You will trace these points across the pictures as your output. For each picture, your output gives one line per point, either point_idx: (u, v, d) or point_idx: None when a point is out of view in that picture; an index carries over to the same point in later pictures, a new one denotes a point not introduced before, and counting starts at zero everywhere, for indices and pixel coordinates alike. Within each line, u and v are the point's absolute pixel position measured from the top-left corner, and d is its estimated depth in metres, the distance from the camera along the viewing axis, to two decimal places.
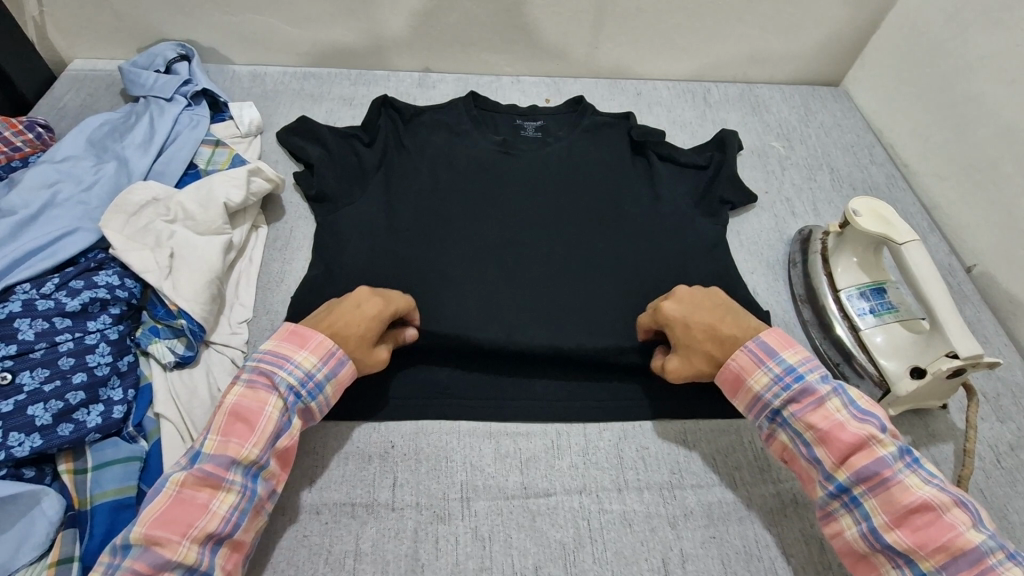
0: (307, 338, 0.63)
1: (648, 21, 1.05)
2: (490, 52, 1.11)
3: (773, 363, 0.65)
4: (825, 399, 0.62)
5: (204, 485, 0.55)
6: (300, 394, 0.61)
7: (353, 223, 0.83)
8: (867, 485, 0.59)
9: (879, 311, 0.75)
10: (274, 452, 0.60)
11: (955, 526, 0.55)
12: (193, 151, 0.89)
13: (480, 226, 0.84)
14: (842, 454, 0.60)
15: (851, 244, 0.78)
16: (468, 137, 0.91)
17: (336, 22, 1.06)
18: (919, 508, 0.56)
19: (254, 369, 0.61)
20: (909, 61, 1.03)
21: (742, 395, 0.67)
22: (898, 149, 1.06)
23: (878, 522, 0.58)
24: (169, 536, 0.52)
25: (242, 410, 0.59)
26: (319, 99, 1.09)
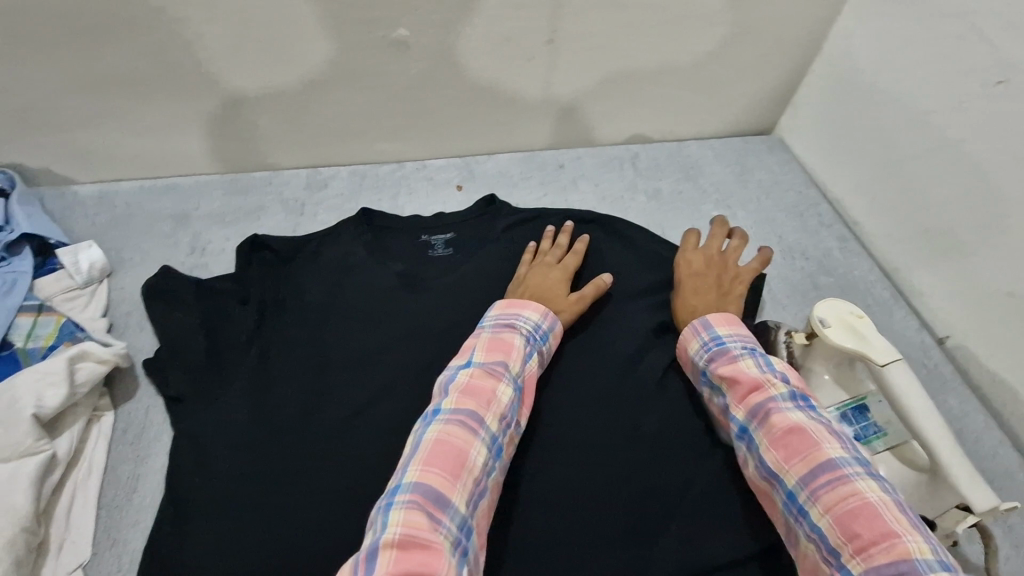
0: (525, 303, 0.70)
1: (560, 91, 0.94)
2: (386, 139, 0.96)
3: (707, 334, 0.67)
4: (737, 357, 0.63)
5: (488, 377, 0.61)
6: (534, 340, 0.68)
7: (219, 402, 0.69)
8: (752, 414, 0.59)
9: (867, 439, 0.63)
10: (528, 375, 0.66)
11: (822, 443, 0.54)
12: (7, 328, 0.69)
13: (384, 382, 0.72)
14: (740, 395, 0.60)
15: (823, 357, 0.67)
16: (367, 279, 0.81)
17: (192, 127, 0.89)
18: (792, 428, 0.55)
19: (497, 323, 0.68)
20: (845, 111, 0.95)
21: (684, 358, 0.70)
22: (844, 205, 0.98)
23: (758, 445, 0.57)
24: (474, 404, 0.58)
25: (500, 341, 0.66)
26: (183, 220, 0.90)
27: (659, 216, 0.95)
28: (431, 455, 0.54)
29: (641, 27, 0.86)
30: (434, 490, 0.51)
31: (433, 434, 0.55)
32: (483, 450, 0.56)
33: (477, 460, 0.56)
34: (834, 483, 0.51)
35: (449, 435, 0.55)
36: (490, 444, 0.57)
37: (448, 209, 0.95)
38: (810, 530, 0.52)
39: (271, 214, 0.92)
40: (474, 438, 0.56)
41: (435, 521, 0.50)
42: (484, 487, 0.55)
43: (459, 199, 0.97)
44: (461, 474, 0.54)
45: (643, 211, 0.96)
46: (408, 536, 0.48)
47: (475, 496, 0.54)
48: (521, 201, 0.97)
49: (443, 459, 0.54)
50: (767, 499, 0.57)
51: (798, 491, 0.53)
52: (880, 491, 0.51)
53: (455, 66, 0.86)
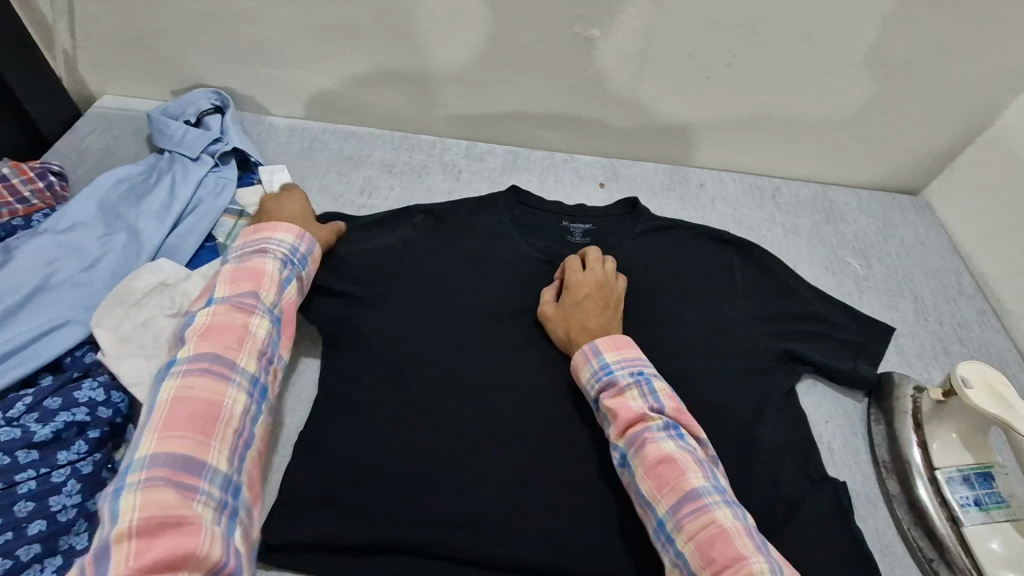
0: (275, 227, 0.74)
1: (720, 113, 0.97)
2: (545, 127, 1.03)
3: (596, 361, 0.69)
4: (623, 388, 0.66)
5: (239, 311, 0.64)
6: (291, 262, 0.72)
7: (375, 332, 0.79)
8: (630, 444, 0.63)
9: (986, 505, 0.66)
10: (285, 303, 0.70)
11: (688, 473, 0.59)
12: (214, 223, 0.81)
13: (518, 346, 0.80)
14: (622, 426, 0.64)
15: (954, 418, 0.69)
16: (512, 249, 0.88)
17: (383, 84, 0.99)
18: (664, 460, 0.60)
19: (244, 255, 0.70)
20: (1008, 187, 0.93)
21: (576, 380, 0.72)
22: (989, 280, 0.96)
23: (634, 474, 0.62)
24: (218, 343, 0.61)
25: (253, 273, 0.68)
26: (357, 164, 1.01)
27: (794, 253, 0.96)
28: (172, 418, 0.55)
29: (817, 66, 0.89)
30: (177, 456, 0.53)
31: (170, 391, 0.57)
32: (240, 398, 0.59)
33: (234, 409, 0.59)
34: (696, 516, 0.57)
35: (193, 390, 0.57)
36: (247, 387, 0.61)
37: (590, 202, 1.00)
38: (676, 556, 0.58)
39: (432, 173, 1.01)
40: (226, 386, 0.59)
41: (189, 497, 0.52)
42: (246, 435, 0.59)
43: (601, 196, 1.02)
44: (216, 436, 0.56)
45: (777, 243, 0.98)
46: (149, 518, 0.49)
47: (239, 448, 0.58)
48: (659, 209, 1.01)
49: (183, 421, 0.55)
50: (643, 522, 0.62)
51: (669, 520, 0.58)
52: (732, 519, 0.57)
53: (627, 71, 0.92)
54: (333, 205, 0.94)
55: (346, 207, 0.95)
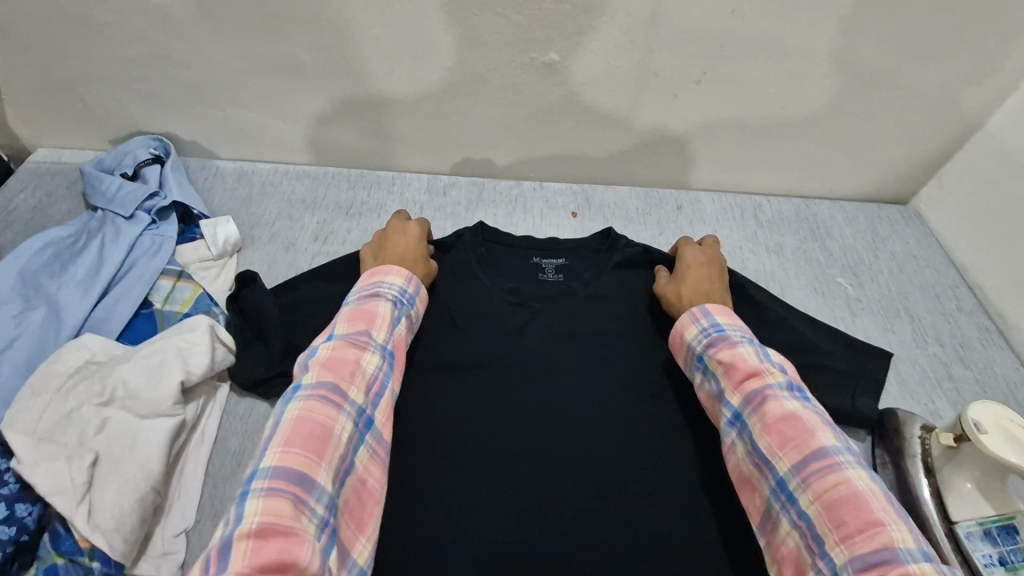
0: (386, 269, 0.70)
1: (694, 131, 0.92)
2: (510, 155, 0.97)
3: (705, 321, 0.67)
4: (737, 343, 0.63)
5: (352, 348, 0.61)
6: (402, 304, 0.68)
7: None
8: (747, 401, 0.60)
9: (1012, 564, 0.60)
10: (397, 342, 0.66)
11: (815, 432, 0.55)
12: (150, 287, 0.74)
13: (488, 400, 0.74)
14: (736, 381, 0.61)
15: (969, 463, 0.63)
16: (478, 292, 0.82)
17: (335, 119, 0.93)
18: (786, 417, 0.56)
19: (362, 294, 0.67)
20: (1003, 194, 0.87)
21: (676, 345, 0.69)
22: (989, 294, 0.90)
23: (752, 432, 0.58)
24: (336, 376, 0.58)
25: (364, 312, 0.65)
26: (311, 207, 0.94)
27: (781, 277, 0.91)
28: (291, 433, 0.52)
29: (793, 78, 0.83)
30: (295, 471, 0.50)
31: (294, 411, 0.54)
32: (348, 424, 0.56)
33: (342, 435, 0.55)
34: (829, 475, 0.52)
35: (311, 412, 0.54)
36: (356, 417, 0.57)
37: (561, 234, 0.94)
38: (795, 517, 0.53)
39: (392, 213, 0.95)
40: (339, 413, 0.56)
41: (299, 508, 0.49)
42: (349, 462, 0.56)
43: (573, 226, 0.95)
44: (328, 454, 0.53)
45: (761, 266, 0.92)
46: (266, 525, 0.47)
47: (342, 471, 0.55)
48: (637, 236, 0.95)
49: (300, 440, 0.52)
50: (754, 486, 0.58)
51: (791, 479, 0.54)
52: (867, 481, 0.52)
53: (591, 94, 0.86)
54: (284, 253, 0.87)
55: (299, 256, 0.87)
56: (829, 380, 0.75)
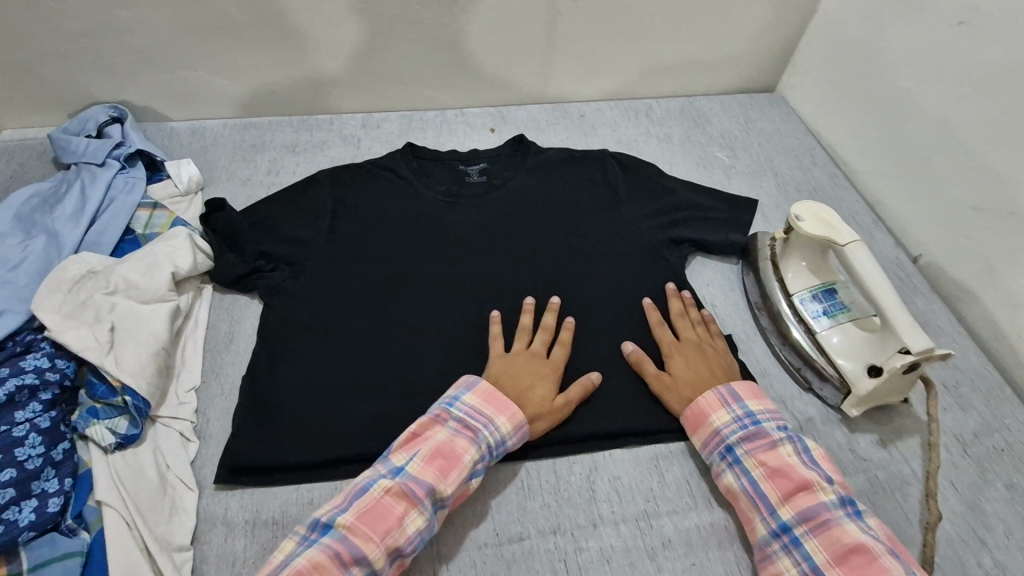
0: (504, 406, 0.69)
1: (583, 45, 1.08)
2: (432, 87, 1.11)
3: (736, 405, 0.70)
4: (777, 442, 0.67)
5: (404, 499, 0.61)
6: (489, 456, 0.67)
7: (294, 296, 0.82)
8: (804, 521, 0.61)
9: (832, 313, 0.78)
10: (460, 493, 0.64)
11: (893, 572, 0.56)
12: (131, 217, 0.86)
13: (433, 270, 0.86)
14: (787, 492, 0.63)
15: (798, 249, 0.82)
16: (412, 195, 0.95)
17: (273, 71, 1.05)
18: (857, 550, 0.58)
19: (463, 419, 0.67)
20: (838, 66, 1.07)
21: (700, 428, 0.71)
22: (838, 149, 1.10)
23: (810, 552, 0.60)
24: (368, 535, 0.58)
25: (447, 449, 0.65)
26: (261, 149, 1.07)
27: (670, 158, 1.08)
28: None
29: None
30: None
31: (302, 560, 0.57)
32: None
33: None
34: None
35: (317, 564, 0.56)
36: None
37: (483, 146, 1.09)
38: None
39: (333, 146, 1.08)
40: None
41: None
42: None
43: (492, 139, 1.11)
44: None
45: (655, 153, 1.09)
46: None
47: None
48: (547, 141, 1.11)
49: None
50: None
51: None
52: None
53: (491, 20, 1.01)
54: (243, 187, 1.01)
55: (256, 187, 1.01)
56: (709, 222, 0.94)
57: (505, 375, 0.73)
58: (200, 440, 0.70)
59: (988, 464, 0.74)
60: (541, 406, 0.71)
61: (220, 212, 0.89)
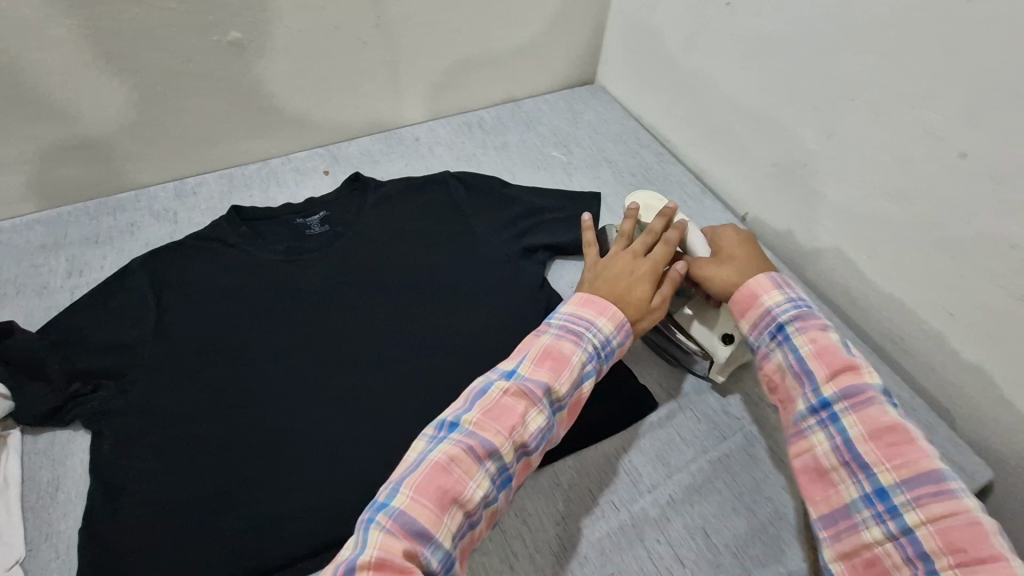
0: (562, 363, 0.62)
1: (397, 70, 1.05)
2: (245, 140, 1.02)
3: (785, 286, 0.67)
4: (826, 324, 0.63)
5: (523, 399, 0.59)
6: (545, 424, 0.60)
7: (129, 416, 0.71)
8: (847, 396, 0.58)
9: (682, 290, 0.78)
10: (573, 397, 0.63)
11: (926, 452, 0.55)
12: None
13: (290, 343, 0.79)
14: (833, 370, 0.60)
15: None
16: (248, 264, 0.86)
17: (45, 157, 0.90)
18: (900, 429, 0.56)
19: (565, 325, 0.66)
20: (639, 52, 1.14)
21: (749, 311, 0.67)
22: (657, 127, 1.17)
23: (851, 425, 0.58)
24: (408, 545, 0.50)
25: (556, 351, 0.63)
26: (55, 248, 0.92)
27: (511, 166, 1.09)
28: (425, 479, 0.53)
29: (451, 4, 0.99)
30: None
31: (352, 560, 0.49)
32: (485, 482, 0.55)
33: (476, 493, 0.55)
34: (939, 495, 0.53)
35: None
36: (496, 475, 0.57)
37: (319, 192, 1.03)
38: (900, 523, 0.54)
39: (146, 226, 0.96)
40: None
41: None
42: None
43: (327, 182, 1.05)
44: None
45: (495, 163, 1.10)
46: None
47: (465, 527, 0.54)
48: (386, 173, 1.07)
49: (431, 487, 0.53)
50: (835, 482, 0.58)
51: (895, 490, 0.55)
52: (981, 512, 0.52)
53: (291, 62, 0.95)
54: (39, 297, 0.86)
55: (57, 294, 0.86)
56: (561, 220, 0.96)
57: (600, 277, 0.72)
58: None
59: None
60: (639, 305, 0.69)
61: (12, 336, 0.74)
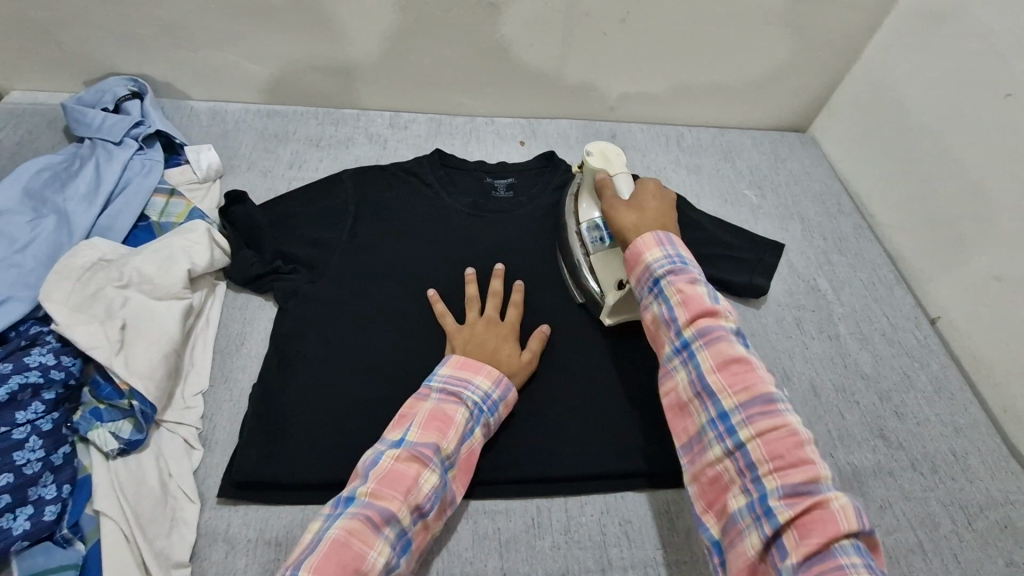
0: (445, 429, 0.64)
1: (622, 66, 1.05)
2: (463, 93, 1.09)
3: (670, 248, 0.67)
4: (699, 280, 0.63)
5: (414, 462, 0.61)
6: (442, 483, 0.62)
7: (312, 306, 0.79)
8: (700, 334, 0.60)
9: (608, 240, 0.81)
10: (462, 454, 0.65)
11: (763, 380, 0.57)
12: (145, 203, 0.83)
13: (454, 290, 0.85)
14: (693, 314, 0.61)
15: (591, 184, 0.85)
16: (438, 206, 0.92)
17: (303, 61, 1.02)
18: (739, 359, 0.58)
19: (444, 388, 0.67)
20: (875, 116, 1.06)
21: (635, 269, 0.67)
22: (864, 198, 1.09)
23: (701, 362, 0.59)
24: None
25: (440, 415, 0.65)
26: (283, 140, 1.04)
27: (698, 190, 1.07)
28: (324, 556, 0.53)
29: (699, 17, 0.98)
30: None
31: None
32: (385, 549, 0.56)
33: (378, 561, 0.55)
34: (769, 415, 0.55)
35: None
36: (395, 540, 0.57)
37: (511, 160, 1.07)
38: (733, 445, 0.56)
39: (359, 144, 1.05)
40: None
41: None
42: None
43: (521, 152, 1.09)
44: None
45: (683, 182, 1.08)
46: None
47: None
48: (577, 161, 1.09)
49: (331, 564, 0.53)
50: (727, 490, 0.56)
51: (733, 414, 0.56)
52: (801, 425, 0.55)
53: (533, 34, 0.99)
54: (263, 177, 0.98)
55: (277, 180, 0.98)
56: (742, 260, 0.93)
57: (467, 338, 0.74)
58: (204, 449, 0.68)
59: (992, 541, 0.75)
60: (510, 362, 0.73)
61: (239, 204, 0.86)
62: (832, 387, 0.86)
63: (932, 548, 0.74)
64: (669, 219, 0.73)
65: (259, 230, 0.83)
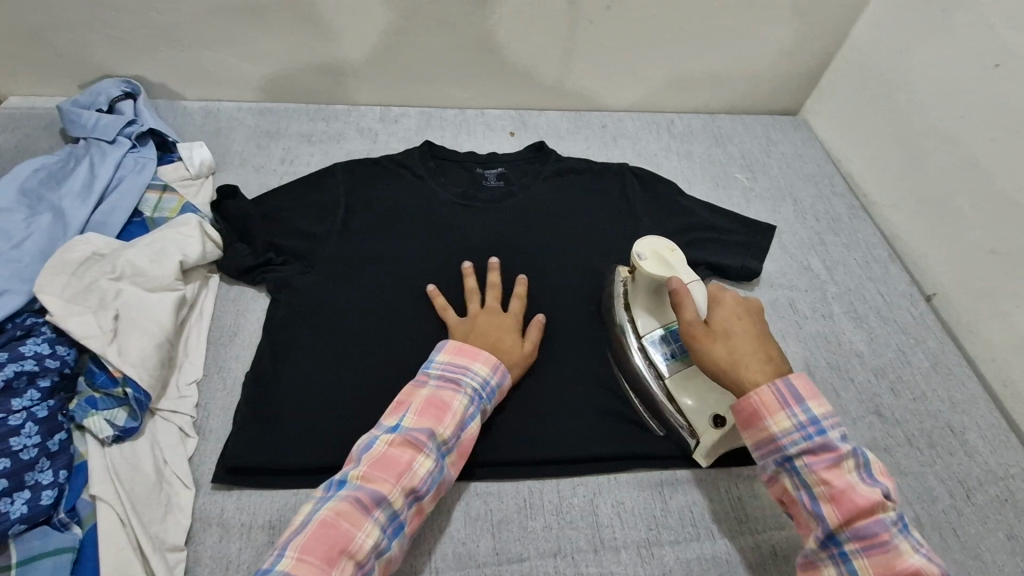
0: (440, 415, 0.63)
1: (610, 54, 1.06)
2: (453, 86, 1.09)
3: (798, 408, 0.60)
4: (842, 457, 0.57)
5: (407, 448, 0.60)
6: (438, 469, 0.62)
7: (304, 296, 0.79)
8: (814, 464, 0.58)
9: (676, 356, 0.75)
10: (459, 441, 0.65)
11: (889, 526, 0.55)
12: (139, 199, 0.85)
13: (445, 278, 0.85)
14: (808, 439, 0.58)
15: (640, 290, 0.77)
16: (429, 196, 0.92)
17: (293, 58, 1.03)
18: (863, 500, 0.55)
19: (443, 374, 0.67)
20: (866, 96, 1.06)
21: (736, 374, 0.64)
22: (857, 179, 1.09)
23: (811, 488, 0.58)
24: None
25: (437, 400, 0.64)
26: (276, 137, 1.05)
27: (689, 176, 1.07)
28: (311, 536, 0.54)
29: (686, 2, 0.98)
30: None
31: None
32: (375, 532, 0.56)
33: (367, 543, 0.56)
34: (889, 564, 0.54)
35: None
36: (386, 523, 0.57)
37: (502, 151, 1.08)
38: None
39: (350, 139, 1.06)
40: None
41: None
42: None
43: (512, 143, 1.10)
44: None
45: (675, 169, 1.08)
46: None
47: None
48: (568, 150, 1.09)
49: (317, 545, 0.54)
50: (797, 526, 0.60)
51: (851, 551, 0.55)
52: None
53: (520, 24, 0.99)
54: (255, 174, 0.99)
55: (270, 176, 0.99)
56: (734, 243, 0.93)
57: (470, 332, 0.74)
58: (199, 436, 0.69)
59: (991, 515, 0.75)
60: (512, 352, 0.73)
61: (231, 199, 0.87)
62: (826, 366, 0.86)
63: (930, 522, 0.73)
64: (766, 341, 0.66)
65: (251, 224, 0.84)
